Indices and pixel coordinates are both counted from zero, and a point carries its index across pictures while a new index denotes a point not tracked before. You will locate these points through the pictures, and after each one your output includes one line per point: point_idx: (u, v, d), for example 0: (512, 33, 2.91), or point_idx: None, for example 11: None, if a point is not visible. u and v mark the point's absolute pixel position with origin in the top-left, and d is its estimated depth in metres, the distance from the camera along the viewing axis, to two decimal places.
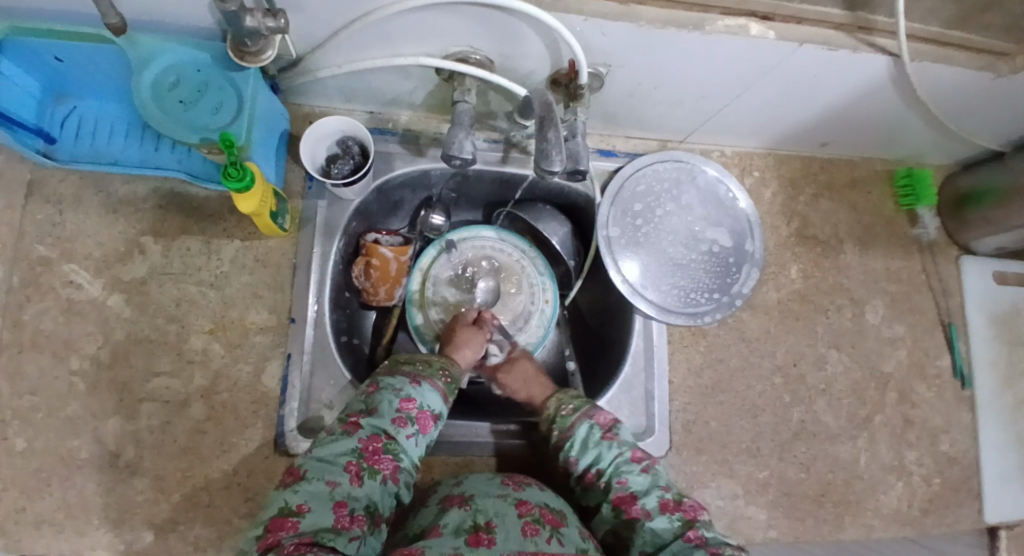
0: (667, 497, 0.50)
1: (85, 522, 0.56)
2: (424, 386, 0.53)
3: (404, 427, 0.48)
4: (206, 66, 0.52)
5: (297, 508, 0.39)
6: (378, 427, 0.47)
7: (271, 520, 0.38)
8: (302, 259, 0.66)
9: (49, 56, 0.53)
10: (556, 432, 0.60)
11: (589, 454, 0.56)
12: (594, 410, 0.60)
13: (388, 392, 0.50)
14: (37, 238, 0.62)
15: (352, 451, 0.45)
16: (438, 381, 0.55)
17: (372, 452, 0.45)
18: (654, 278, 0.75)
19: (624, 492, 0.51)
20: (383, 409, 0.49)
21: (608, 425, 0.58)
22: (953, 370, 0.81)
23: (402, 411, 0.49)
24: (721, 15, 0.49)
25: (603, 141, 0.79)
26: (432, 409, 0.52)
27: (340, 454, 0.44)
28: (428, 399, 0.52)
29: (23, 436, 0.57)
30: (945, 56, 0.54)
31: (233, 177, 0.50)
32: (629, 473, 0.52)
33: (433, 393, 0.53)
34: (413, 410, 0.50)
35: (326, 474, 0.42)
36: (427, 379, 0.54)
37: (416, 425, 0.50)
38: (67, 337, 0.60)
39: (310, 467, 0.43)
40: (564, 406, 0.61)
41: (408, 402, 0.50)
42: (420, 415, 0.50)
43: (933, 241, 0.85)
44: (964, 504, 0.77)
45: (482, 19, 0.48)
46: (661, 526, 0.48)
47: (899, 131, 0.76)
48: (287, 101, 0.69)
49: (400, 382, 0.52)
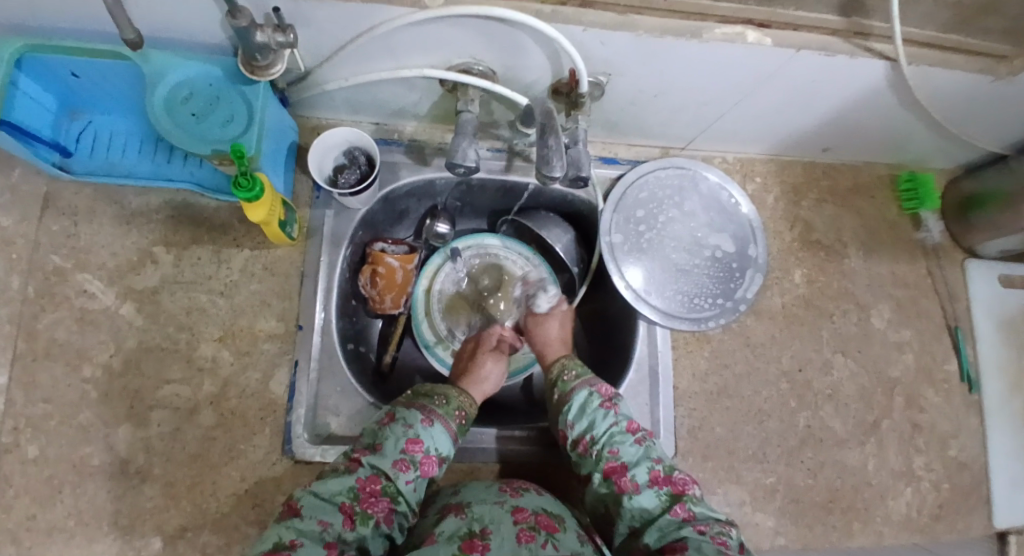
0: (658, 470, 0.51)
1: (96, 529, 0.57)
2: (435, 427, 0.52)
3: (405, 470, 0.48)
4: (217, 80, 0.53)
5: (290, 543, 0.39)
6: (378, 468, 0.47)
7: (264, 553, 0.39)
8: (310, 267, 0.67)
9: (65, 72, 0.55)
10: (557, 395, 0.60)
11: (585, 419, 0.56)
12: (595, 380, 0.60)
13: (397, 429, 0.50)
14: (52, 249, 0.64)
15: (348, 491, 0.45)
16: (450, 422, 0.54)
17: (369, 494, 0.45)
18: (658, 284, 0.75)
19: (616, 462, 0.52)
20: (387, 449, 0.48)
21: (608, 395, 0.58)
22: (962, 375, 0.80)
23: (406, 453, 0.49)
24: (719, 22, 0.50)
25: (606, 149, 0.80)
26: (440, 451, 0.51)
27: (335, 492, 0.44)
28: (436, 440, 0.52)
29: (35, 444, 0.58)
30: (942, 60, 0.55)
31: (243, 186, 0.51)
32: (621, 443, 0.53)
33: (443, 434, 0.53)
34: (419, 452, 0.49)
35: (320, 513, 0.43)
36: (440, 418, 0.53)
37: (418, 469, 0.49)
38: (79, 346, 0.61)
39: (306, 503, 0.43)
40: (568, 371, 0.62)
41: (415, 443, 0.49)
42: (424, 459, 0.50)
43: (938, 245, 0.85)
44: (976, 510, 0.76)
45: (484, 32, 0.50)
46: (648, 502, 0.49)
47: (900, 136, 0.76)
48: (295, 113, 0.70)
49: (413, 418, 0.52)
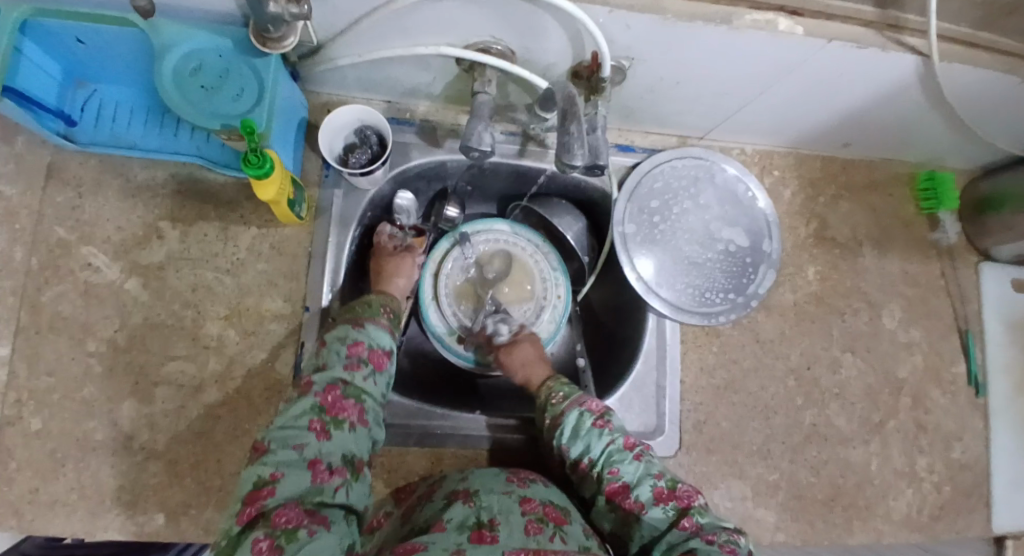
0: (661, 486, 0.51)
1: (100, 503, 0.57)
2: (368, 328, 0.54)
3: (358, 369, 0.50)
4: (228, 52, 0.52)
5: (272, 476, 0.39)
6: (332, 378, 0.48)
7: (249, 494, 0.39)
8: (318, 248, 0.66)
9: (69, 39, 0.53)
10: (549, 420, 0.59)
11: (579, 443, 0.55)
12: (584, 398, 0.59)
13: (334, 344, 0.51)
14: (56, 221, 0.63)
15: (312, 409, 0.45)
16: (380, 320, 0.57)
17: (332, 402, 0.46)
18: (669, 277, 0.74)
19: (617, 483, 0.52)
20: (333, 362, 0.49)
21: (599, 412, 0.57)
22: (969, 377, 0.80)
23: (353, 357, 0.50)
24: (749, 9, 0.48)
25: (622, 137, 0.78)
26: (382, 347, 0.54)
27: (301, 415, 0.44)
28: (373, 338, 0.54)
29: (39, 417, 0.58)
30: (973, 58, 0.53)
31: (253, 164, 0.50)
32: (620, 463, 0.53)
33: (378, 333, 0.55)
34: (363, 352, 0.52)
35: (291, 439, 0.42)
36: (369, 320, 0.55)
37: (369, 364, 0.51)
38: (84, 321, 0.61)
39: (274, 437, 0.42)
40: (555, 394, 0.61)
41: (355, 346, 0.51)
42: (371, 355, 0.52)
43: (953, 246, 0.84)
44: (975, 511, 0.76)
45: (503, 9, 0.48)
46: (656, 518, 0.49)
47: (921, 133, 0.74)
48: (305, 89, 0.68)
49: (345, 330, 0.53)
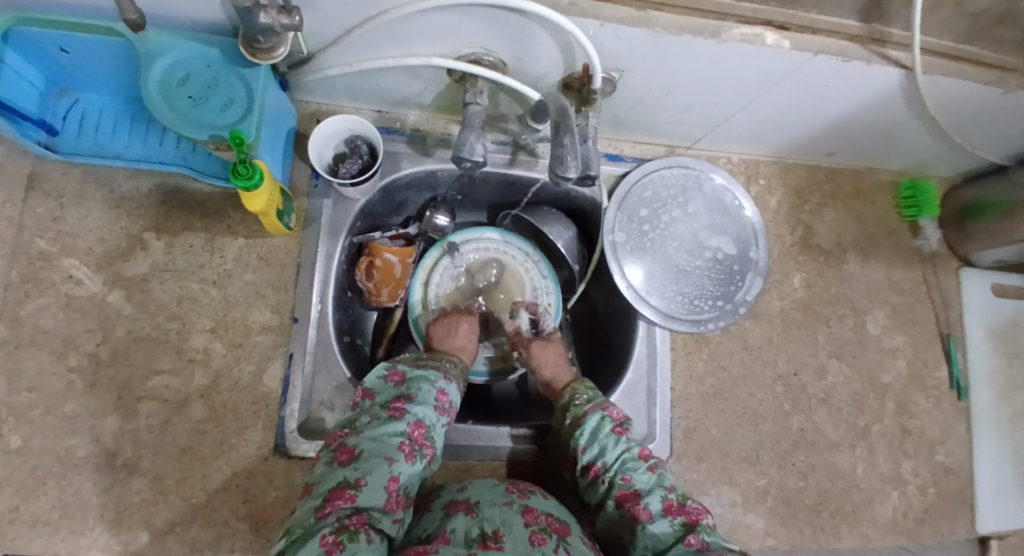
0: (671, 498, 0.50)
1: (82, 523, 0.55)
2: (452, 383, 0.57)
3: (442, 416, 0.52)
4: (214, 61, 0.51)
5: (356, 482, 0.41)
6: (423, 414, 0.50)
7: (330, 491, 0.41)
8: (306, 259, 0.65)
9: (53, 48, 0.52)
10: (570, 419, 0.60)
11: (596, 446, 0.56)
12: (607, 404, 0.61)
13: (428, 382, 0.53)
14: (37, 232, 0.61)
15: (403, 433, 0.47)
16: (460, 382, 0.59)
17: (417, 436, 0.48)
18: (659, 285, 0.75)
19: (628, 489, 0.52)
20: (424, 397, 0.51)
21: (620, 419, 0.58)
22: (952, 382, 0.81)
23: (439, 403, 0.53)
24: (737, 23, 0.49)
25: (611, 146, 0.78)
26: (456, 405, 0.56)
27: (394, 434, 0.46)
28: (454, 395, 0.56)
29: (19, 435, 0.56)
30: (956, 71, 0.54)
31: (242, 174, 0.49)
32: (633, 471, 0.53)
33: (457, 391, 0.57)
34: (446, 402, 0.54)
35: (381, 452, 0.44)
36: (454, 377, 0.58)
37: (447, 416, 0.53)
38: (66, 334, 0.59)
39: (366, 446, 0.44)
40: (579, 396, 0.62)
41: (443, 395, 0.54)
42: (449, 408, 0.54)
43: (934, 253, 0.86)
44: (960, 514, 0.77)
45: (495, 20, 0.48)
46: (662, 530, 0.48)
47: (904, 142, 0.76)
48: (293, 97, 0.68)
49: (435, 375, 0.55)
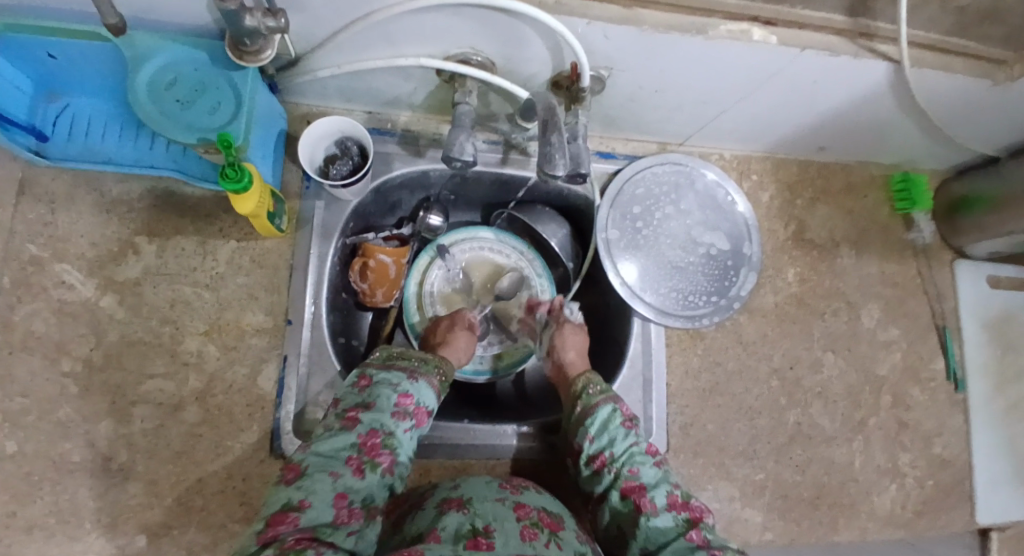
0: (676, 495, 0.52)
1: (77, 527, 0.55)
2: (420, 383, 0.54)
3: (403, 421, 0.49)
4: (202, 64, 0.51)
5: (300, 503, 0.39)
6: (377, 422, 0.47)
7: (273, 515, 0.39)
8: (299, 260, 0.65)
9: (40, 53, 0.52)
10: (580, 407, 0.60)
11: (606, 436, 0.56)
12: (618, 398, 0.61)
13: (387, 386, 0.51)
14: (28, 237, 0.61)
15: (352, 445, 0.45)
16: (432, 380, 0.56)
17: (370, 447, 0.45)
18: (652, 281, 0.75)
19: (635, 482, 0.52)
20: (381, 404, 0.49)
21: (629, 415, 0.59)
22: (947, 374, 0.82)
23: (400, 407, 0.50)
24: (724, 19, 0.49)
25: (603, 144, 0.78)
26: (427, 405, 0.53)
27: (340, 448, 0.44)
28: (423, 396, 0.53)
29: (12, 440, 0.56)
30: (944, 65, 0.54)
31: (231, 177, 0.49)
32: (642, 464, 0.54)
33: (428, 390, 0.54)
34: (411, 405, 0.51)
35: (325, 469, 0.42)
36: (423, 375, 0.55)
37: (412, 420, 0.50)
38: (59, 339, 0.59)
39: (310, 462, 0.43)
40: (591, 385, 0.61)
41: (405, 398, 0.51)
42: (416, 410, 0.51)
43: (928, 246, 0.86)
44: (956, 506, 0.78)
45: (484, 20, 0.48)
46: (666, 524, 0.49)
47: (895, 136, 0.76)
48: (284, 100, 0.68)
49: (399, 376, 0.53)
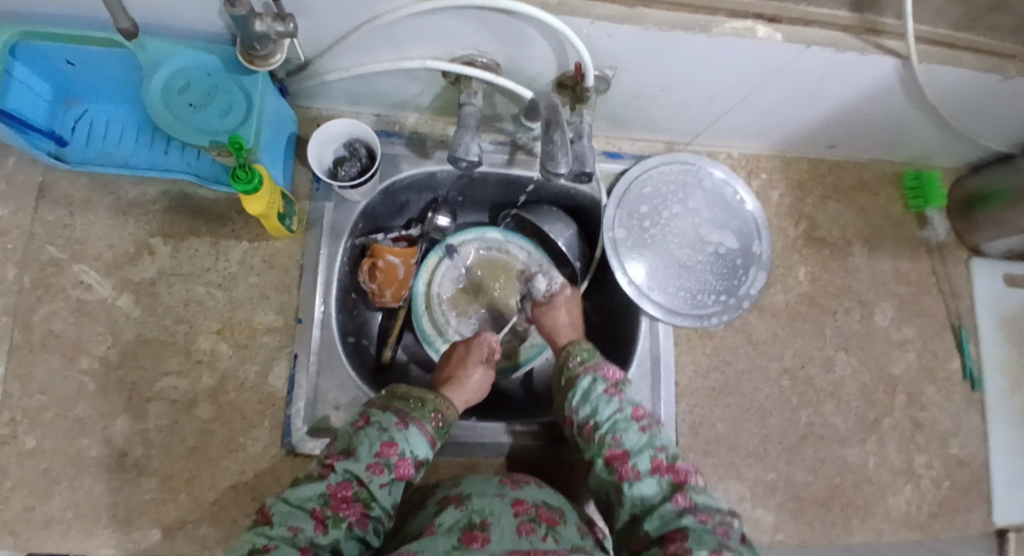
0: (660, 458, 0.52)
1: (94, 521, 0.57)
2: (410, 430, 0.51)
3: (379, 474, 0.47)
4: (215, 70, 0.52)
5: (263, 547, 0.40)
6: (351, 473, 0.47)
7: None
8: (309, 261, 0.66)
9: (58, 60, 0.54)
10: (564, 380, 0.62)
11: (589, 405, 0.57)
12: (604, 365, 0.62)
13: (371, 433, 0.50)
14: (48, 240, 0.63)
15: (319, 496, 0.45)
16: (426, 425, 0.53)
17: (340, 500, 0.45)
18: (661, 280, 0.74)
19: (618, 448, 0.53)
20: (361, 452, 0.48)
21: (614, 381, 0.59)
22: (964, 373, 0.80)
23: (381, 457, 0.48)
24: (728, 17, 0.49)
25: (609, 143, 0.79)
26: (416, 455, 0.51)
27: (308, 498, 0.44)
28: (412, 444, 0.51)
29: (33, 436, 0.58)
30: (953, 58, 0.53)
31: (241, 178, 0.50)
32: (624, 430, 0.54)
33: (419, 438, 0.52)
34: (394, 455, 0.49)
35: (290, 519, 0.43)
36: (415, 422, 0.52)
37: (393, 473, 0.48)
38: (77, 338, 0.61)
39: (277, 510, 0.43)
40: (574, 356, 0.63)
41: (389, 446, 0.49)
42: (400, 462, 0.49)
43: (942, 243, 0.85)
44: (974, 508, 0.76)
45: (489, 22, 0.48)
46: (650, 489, 0.50)
47: (907, 133, 0.75)
48: (294, 103, 0.69)
49: (387, 422, 0.51)
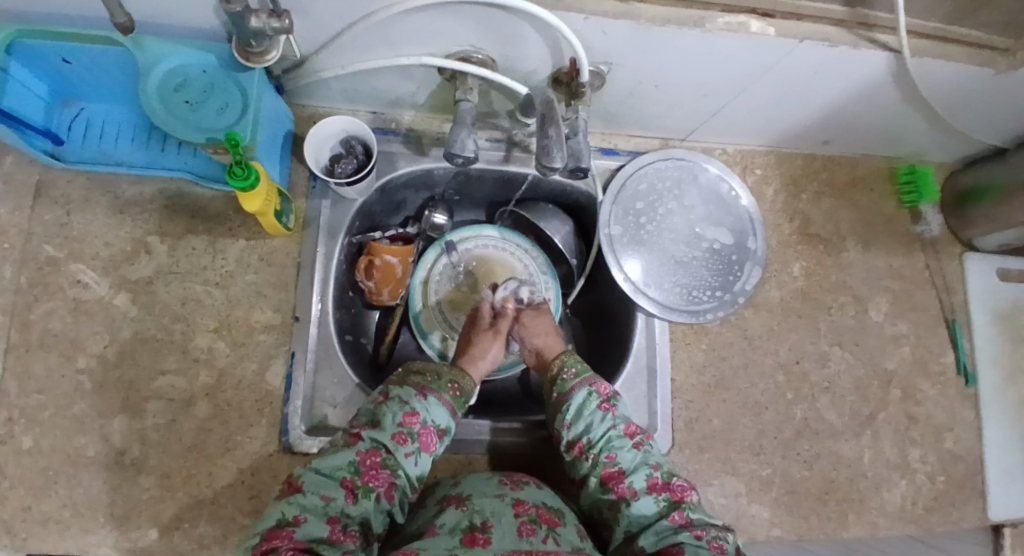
0: (656, 476, 0.53)
1: (92, 520, 0.57)
2: (430, 400, 0.52)
3: (404, 443, 0.48)
4: (211, 67, 0.53)
5: (294, 520, 0.41)
6: (378, 441, 0.48)
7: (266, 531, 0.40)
8: (306, 258, 0.66)
9: (55, 59, 0.54)
10: (556, 393, 0.60)
11: (582, 423, 0.57)
12: (595, 379, 0.60)
13: (394, 405, 0.51)
14: (45, 238, 0.63)
15: (349, 465, 0.46)
16: (444, 396, 0.53)
17: (369, 467, 0.46)
18: (656, 277, 0.75)
19: (613, 468, 0.54)
20: (385, 422, 0.49)
21: (606, 395, 0.59)
22: (957, 368, 0.81)
23: (405, 426, 0.49)
24: (721, 12, 0.49)
25: (605, 140, 0.79)
26: (439, 423, 0.52)
27: (339, 467, 0.45)
28: (434, 413, 0.52)
29: (30, 435, 0.58)
30: (944, 53, 0.54)
31: (238, 175, 0.50)
32: (619, 449, 0.55)
33: (440, 408, 0.52)
34: (417, 424, 0.50)
35: (321, 488, 0.44)
36: (434, 392, 0.53)
37: (418, 442, 0.49)
38: (74, 337, 0.61)
39: (309, 479, 0.44)
40: (567, 369, 0.61)
41: (411, 416, 0.50)
42: (422, 430, 0.50)
43: (936, 238, 0.85)
44: (969, 501, 0.77)
45: (482, 19, 0.49)
46: (647, 507, 0.51)
47: (899, 129, 0.76)
48: (290, 102, 0.69)
49: (408, 394, 0.52)
